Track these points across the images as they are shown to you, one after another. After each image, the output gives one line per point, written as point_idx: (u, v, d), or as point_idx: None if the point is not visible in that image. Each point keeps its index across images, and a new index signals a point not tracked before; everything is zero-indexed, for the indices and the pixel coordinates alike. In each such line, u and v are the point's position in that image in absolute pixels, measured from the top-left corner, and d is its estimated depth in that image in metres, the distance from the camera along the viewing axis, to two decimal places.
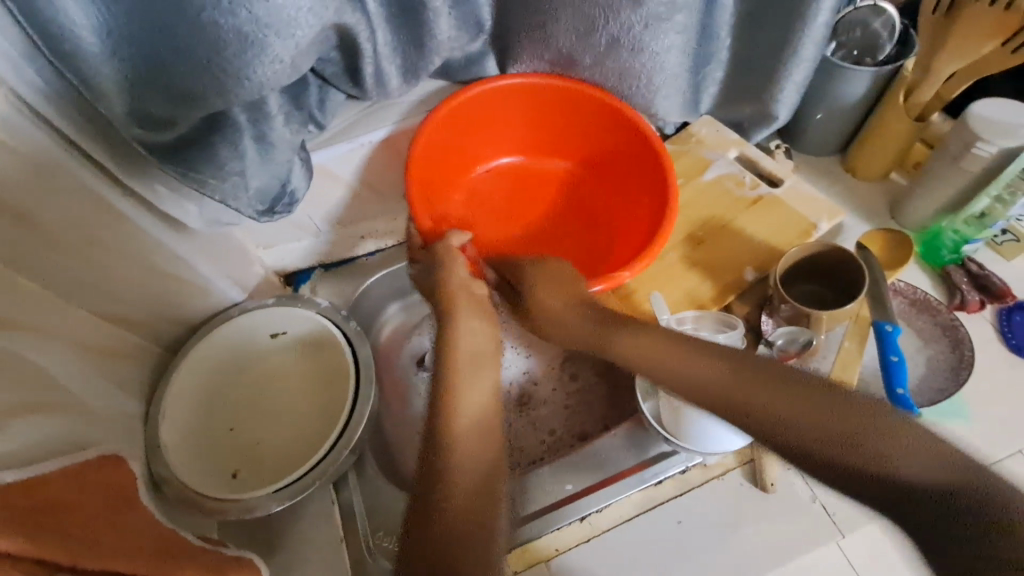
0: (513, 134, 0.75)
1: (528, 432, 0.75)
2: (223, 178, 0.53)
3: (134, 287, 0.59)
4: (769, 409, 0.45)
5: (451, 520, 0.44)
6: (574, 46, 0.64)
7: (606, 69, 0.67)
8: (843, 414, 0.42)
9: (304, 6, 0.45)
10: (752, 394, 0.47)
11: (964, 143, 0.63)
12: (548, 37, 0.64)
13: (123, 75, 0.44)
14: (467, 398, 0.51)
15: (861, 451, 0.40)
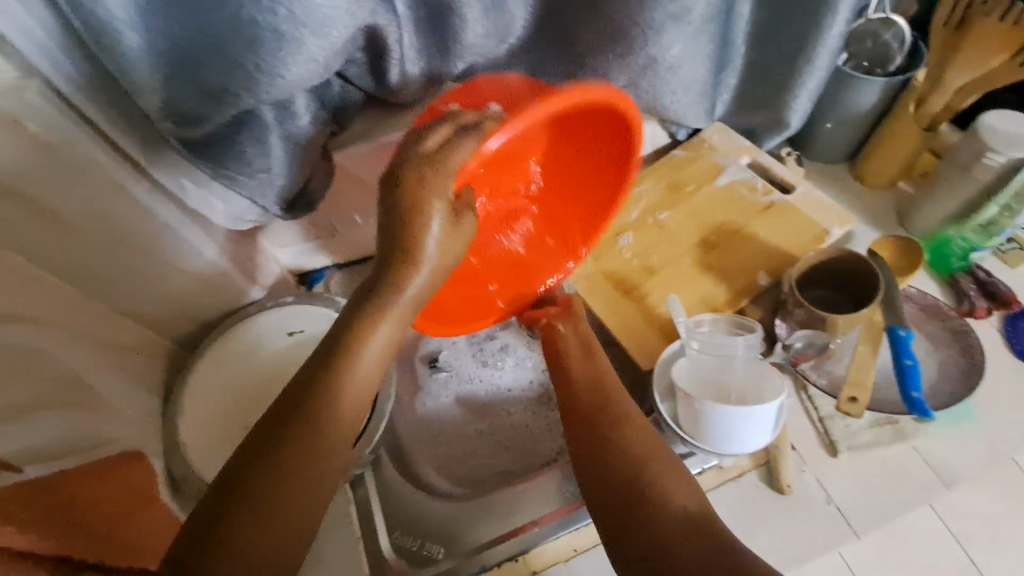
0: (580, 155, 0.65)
1: (539, 435, 0.75)
2: (251, 174, 0.54)
3: (154, 286, 0.59)
4: (642, 453, 0.50)
5: (251, 536, 0.37)
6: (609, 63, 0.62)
7: (640, 90, 0.65)
8: (631, 455, 0.50)
9: (342, 6, 0.45)
10: (658, 473, 0.48)
11: (975, 152, 0.64)
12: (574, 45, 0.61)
13: (160, 71, 0.44)
14: (359, 372, 0.43)
15: (630, 488, 0.48)
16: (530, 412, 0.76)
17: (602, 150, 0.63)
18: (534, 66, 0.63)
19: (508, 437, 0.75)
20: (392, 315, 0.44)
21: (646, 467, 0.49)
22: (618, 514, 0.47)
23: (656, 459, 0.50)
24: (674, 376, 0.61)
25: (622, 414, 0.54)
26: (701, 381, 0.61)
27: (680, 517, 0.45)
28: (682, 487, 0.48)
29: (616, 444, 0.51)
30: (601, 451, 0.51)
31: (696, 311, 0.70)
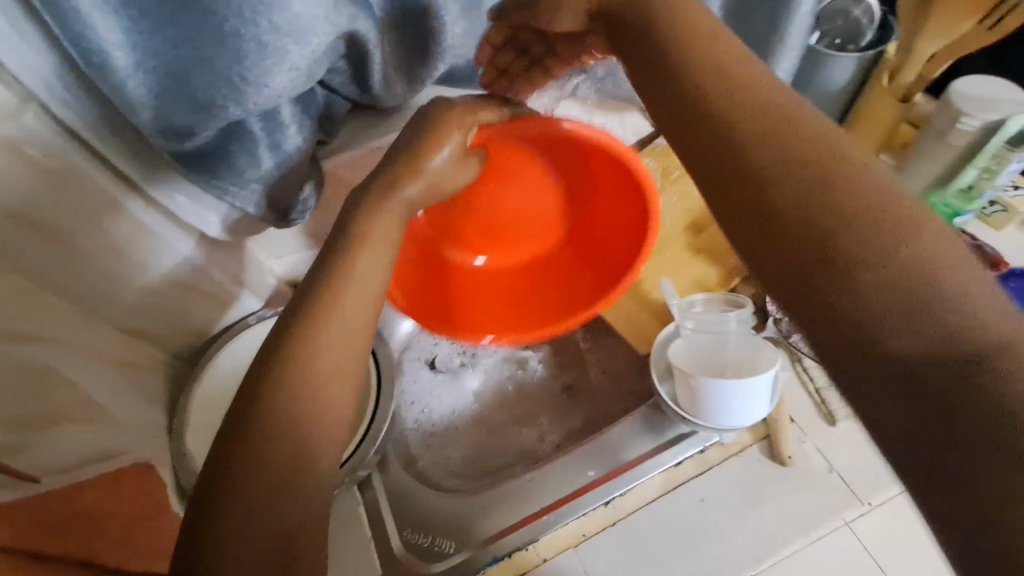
0: (578, 273, 0.67)
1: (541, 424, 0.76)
2: (244, 185, 0.56)
3: (154, 303, 0.60)
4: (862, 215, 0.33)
5: (245, 516, 0.37)
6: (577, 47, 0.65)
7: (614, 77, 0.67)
8: (839, 210, 0.34)
9: (320, 14, 0.47)
10: (876, 247, 0.32)
11: (949, 118, 0.65)
12: None
13: (150, 88, 0.46)
14: (341, 315, 0.44)
15: (828, 271, 0.33)
16: (530, 405, 0.78)
17: (606, 253, 0.65)
18: None
19: (509, 430, 0.76)
20: (375, 243, 0.48)
21: (812, 174, 0.35)
22: (757, 232, 0.36)
23: (825, 179, 0.35)
24: (672, 358, 0.62)
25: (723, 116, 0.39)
26: (699, 359, 0.61)
27: (914, 339, 0.29)
28: (846, 190, 0.34)
29: (747, 153, 0.38)
30: (776, 196, 0.36)
31: (689, 292, 0.71)
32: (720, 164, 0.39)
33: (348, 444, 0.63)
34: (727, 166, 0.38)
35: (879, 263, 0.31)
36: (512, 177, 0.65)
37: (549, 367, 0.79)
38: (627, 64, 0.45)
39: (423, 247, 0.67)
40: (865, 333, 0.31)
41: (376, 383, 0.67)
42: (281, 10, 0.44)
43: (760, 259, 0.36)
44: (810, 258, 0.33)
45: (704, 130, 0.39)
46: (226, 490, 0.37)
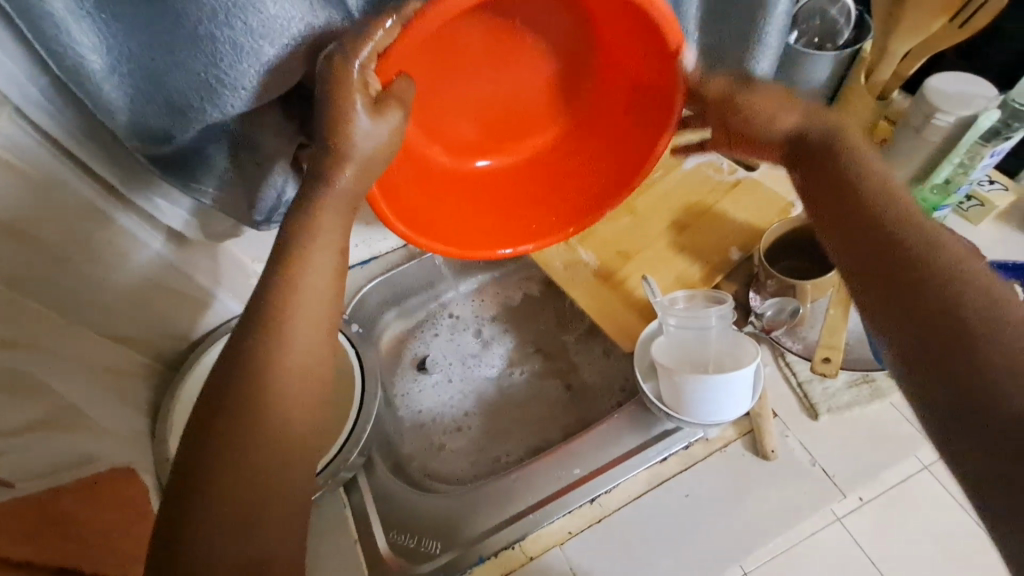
0: (589, 151, 0.64)
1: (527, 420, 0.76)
2: (221, 186, 0.56)
3: (137, 308, 0.61)
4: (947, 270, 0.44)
5: (216, 517, 0.38)
6: None
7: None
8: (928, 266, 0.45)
9: (296, 16, 0.46)
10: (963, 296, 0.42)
11: (924, 115, 0.66)
12: None
13: (124, 91, 0.46)
14: (300, 316, 0.43)
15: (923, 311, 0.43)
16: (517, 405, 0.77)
17: (618, 126, 0.62)
18: None
19: (495, 430, 0.76)
20: (315, 264, 0.44)
21: (943, 266, 0.44)
22: (904, 300, 0.44)
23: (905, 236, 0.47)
24: (654, 354, 0.63)
25: (906, 214, 0.48)
26: (678, 356, 0.62)
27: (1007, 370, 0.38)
28: (964, 282, 0.43)
29: (909, 244, 0.46)
30: (914, 247, 0.46)
31: (672, 289, 0.71)
32: (877, 245, 0.48)
33: (333, 442, 0.63)
34: (888, 253, 0.47)
35: (999, 334, 0.39)
36: (491, 41, 0.57)
37: (534, 366, 0.80)
38: (807, 158, 0.54)
39: (423, 162, 0.61)
40: (981, 386, 0.39)
41: (360, 385, 0.67)
42: (256, 12, 0.44)
43: (887, 318, 0.45)
44: (934, 324, 0.42)
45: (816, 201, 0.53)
46: (204, 493, 0.38)
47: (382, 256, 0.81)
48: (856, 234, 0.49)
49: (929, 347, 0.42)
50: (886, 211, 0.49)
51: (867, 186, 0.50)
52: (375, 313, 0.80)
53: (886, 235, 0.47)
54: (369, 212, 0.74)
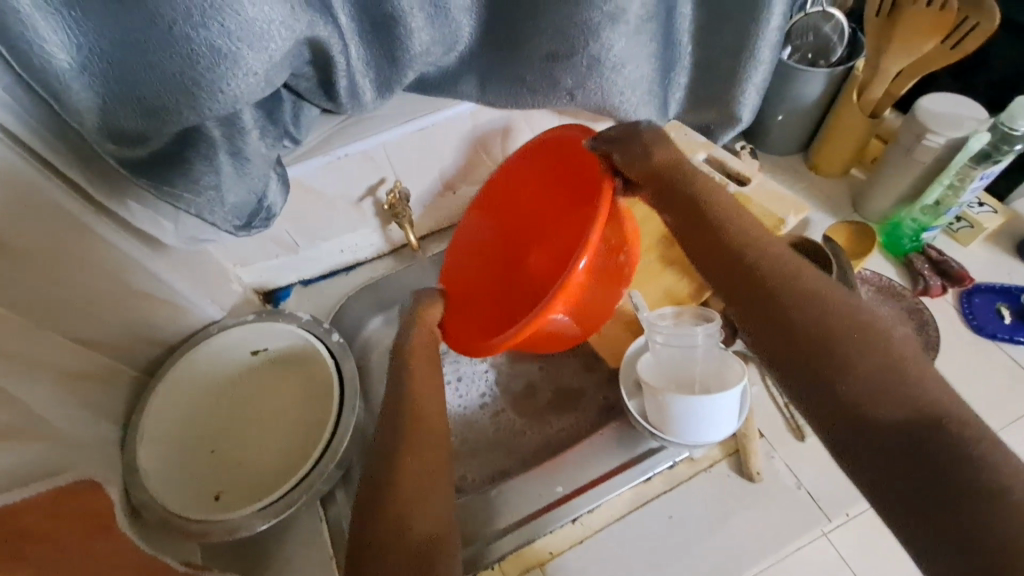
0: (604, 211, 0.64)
1: (508, 437, 0.75)
2: (199, 192, 0.53)
3: (110, 311, 0.59)
4: (831, 316, 0.40)
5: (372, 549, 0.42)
6: (542, 72, 0.62)
7: (578, 105, 0.65)
8: (813, 316, 0.41)
9: (276, 19, 0.46)
10: (851, 344, 0.38)
11: (916, 135, 0.66)
12: (516, 67, 0.63)
13: (95, 92, 0.44)
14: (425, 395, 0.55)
15: (816, 370, 0.39)
16: (499, 415, 0.77)
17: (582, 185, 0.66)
18: (485, 73, 0.65)
19: (477, 445, 0.75)
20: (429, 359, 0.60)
21: (808, 301, 0.42)
22: (779, 337, 0.42)
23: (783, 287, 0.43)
24: (640, 373, 0.61)
25: (775, 256, 0.46)
26: (665, 375, 0.61)
27: (893, 410, 0.35)
28: (833, 311, 0.40)
29: (780, 288, 0.43)
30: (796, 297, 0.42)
31: (660, 305, 0.70)
32: (747, 292, 0.45)
33: (308, 457, 0.59)
34: (756, 293, 0.44)
35: (861, 349, 0.38)
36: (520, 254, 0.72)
37: (521, 378, 0.79)
38: (670, 198, 0.55)
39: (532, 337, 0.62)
40: (848, 398, 0.37)
41: (339, 395, 0.64)
42: (235, 14, 0.43)
43: (773, 346, 0.42)
44: (801, 348, 0.40)
45: (704, 255, 0.50)
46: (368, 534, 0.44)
47: (367, 263, 0.83)
48: (744, 290, 0.45)
49: (799, 365, 0.40)
50: (758, 259, 0.46)
51: (731, 236, 0.49)
52: (360, 320, 0.80)
53: (752, 273, 0.45)
54: (356, 217, 0.76)
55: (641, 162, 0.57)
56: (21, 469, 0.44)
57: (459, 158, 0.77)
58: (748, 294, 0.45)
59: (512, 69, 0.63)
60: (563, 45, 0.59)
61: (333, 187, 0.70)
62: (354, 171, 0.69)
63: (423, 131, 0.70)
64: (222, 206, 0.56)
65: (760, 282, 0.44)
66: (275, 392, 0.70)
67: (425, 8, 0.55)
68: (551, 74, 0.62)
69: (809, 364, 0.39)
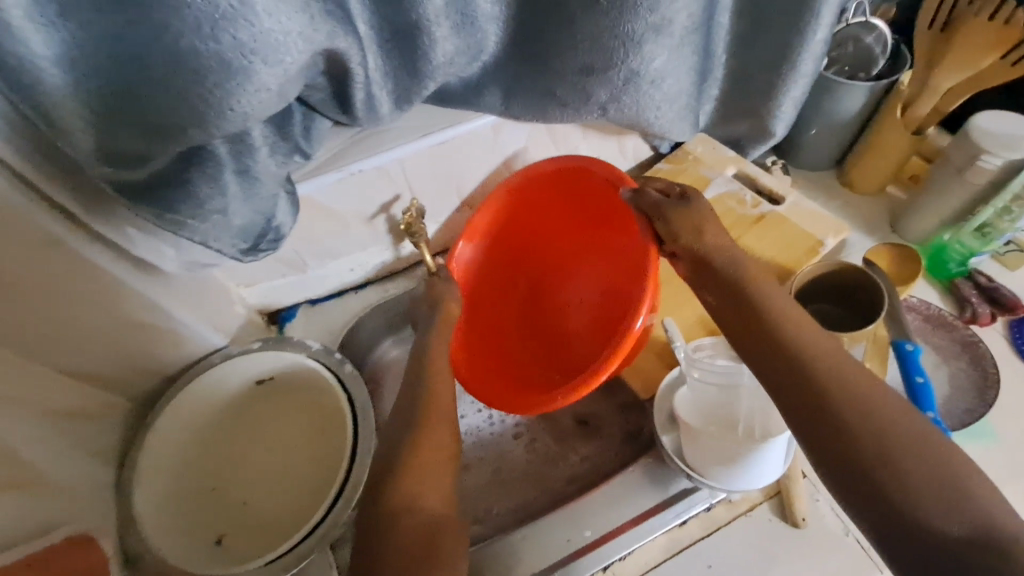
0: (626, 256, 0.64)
1: (541, 468, 0.71)
2: (204, 217, 0.49)
3: (105, 344, 0.54)
4: (875, 404, 0.42)
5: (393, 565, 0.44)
6: (574, 85, 0.58)
7: (609, 120, 0.62)
8: (856, 402, 0.43)
9: (293, 30, 0.42)
10: (897, 437, 0.40)
11: (968, 156, 0.61)
12: (547, 80, 0.58)
13: (88, 110, 0.40)
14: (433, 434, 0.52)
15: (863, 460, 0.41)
16: (531, 442, 0.73)
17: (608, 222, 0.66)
18: (510, 84, 0.60)
19: (503, 475, 0.71)
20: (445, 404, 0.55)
21: (844, 389, 0.43)
22: (816, 426, 0.43)
23: (825, 370, 0.45)
24: (676, 408, 0.57)
25: (806, 341, 0.47)
26: (704, 413, 0.56)
27: (941, 509, 0.38)
28: (866, 403, 0.42)
29: (823, 371, 0.45)
30: (838, 382, 0.44)
31: (693, 333, 0.67)
32: (787, 381, 0.46)
33: (321, 502, 0.54)
34: (795, 383, 0.46)
35: (906, 442, 0.40)
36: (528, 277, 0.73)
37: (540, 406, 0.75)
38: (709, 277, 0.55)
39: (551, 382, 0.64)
40: (883, 486, 0.39)
41: (352, 431, 0.59)
42: (249, 25, 0.39)
43: (809, 434, 0.44)
44: (849, 436, 0.42)
45: (744, 326, 0.51)
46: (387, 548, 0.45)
47: (377, 280, 0.77)
48: (788, 370, 0.47)
49: (833, 451, 0.42)
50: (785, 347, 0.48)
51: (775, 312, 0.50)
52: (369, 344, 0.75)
53: (795, 354, 0.47)
54: (367, 235, 0.71)
55: (690, 239, 0.56)
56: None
57: (477, 172, 0.72)
58: (792, 374, 0.46)
59: (541, 81, 0.59)
60: (599, 58, 0.55)
61: (346, 205, 0.65)
62: (368, 188, 0.65)
63: (443, 146, 0.65)
64: (229, 230, 0.51)
65: (802, 363, 0.46)
66: (281, 424, 0.64)
67: (451, 17, 0.51)
68: (582, 85, 0.58)
69: (852, 453, 0.41)
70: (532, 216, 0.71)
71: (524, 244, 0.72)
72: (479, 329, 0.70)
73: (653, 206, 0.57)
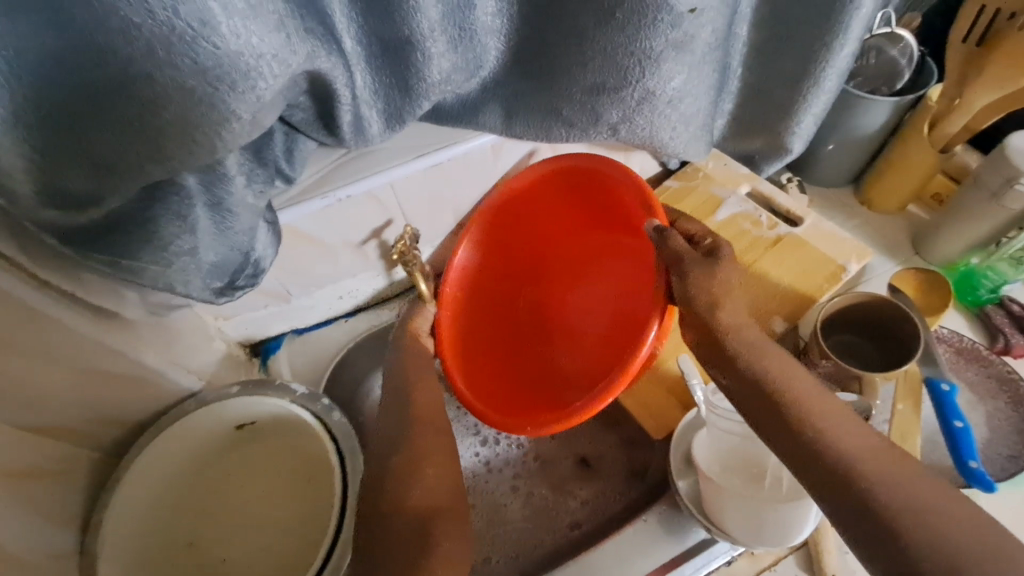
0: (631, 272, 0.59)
1: (538, 522, 0.66)
2: (170, 260, 0.43)
3: (63, 396, 0.49)
4: (898, 470, 0.39)
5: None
6: (582, 104, 0.53)
7: (620, 140, 0.57)
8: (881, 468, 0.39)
9: (267, 51, 0.36)
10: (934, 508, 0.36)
11: (1003, 179, 0.57)
12: (552, 96, 0.53)
13: (26, 148, 0.34)
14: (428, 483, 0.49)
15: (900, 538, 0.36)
16: (528, 496, 0.68)
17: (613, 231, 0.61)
18: (511, 102, 0.55)
19: (498, 529, 0.66)
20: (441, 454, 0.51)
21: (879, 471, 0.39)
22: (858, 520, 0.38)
23: (837, 434, 0.42)
24: (694, 452, 0.53)
25: (819, 403, 0.44)
26: (725, 463, 0.52)
27: None
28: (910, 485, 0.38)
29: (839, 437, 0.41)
30: (853, 448, 0.40)
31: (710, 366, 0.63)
32: (811, 466, 0.41)
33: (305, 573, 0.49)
34: (819, 468, 0.41)
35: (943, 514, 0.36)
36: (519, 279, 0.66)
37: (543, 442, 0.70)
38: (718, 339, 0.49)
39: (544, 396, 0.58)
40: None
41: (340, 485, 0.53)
42: (212, 46, 0.33)
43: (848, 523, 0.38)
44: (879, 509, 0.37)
45: (748, 386, 0.47)
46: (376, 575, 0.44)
47: (369, 308, 0.72)
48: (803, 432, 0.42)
49: (880, 545, 0.36)
50: (814, 413, 0.43)
51: None
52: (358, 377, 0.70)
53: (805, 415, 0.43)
54: (355, 261, 0.65)
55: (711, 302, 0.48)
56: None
57: (476, 194, 0.67)
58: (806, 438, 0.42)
59: (547, 99, 0.54)
60: (610, 74, 0.50)
61: (332, 232, 0.60)
62: (357, 213, 0.59)
63: (439, 167, 0.60)
64: (201, 270, 0.46)
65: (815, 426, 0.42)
66: (264, 473, 0.59)
67: (447, 31, 0.46)
68: (590, 105, 0.53)
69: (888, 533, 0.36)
70: (540, 213, 0.65)
71: (521, 243, 0.66)
72: (471, 335, 0.63)
73: (674, 259, 0.50)
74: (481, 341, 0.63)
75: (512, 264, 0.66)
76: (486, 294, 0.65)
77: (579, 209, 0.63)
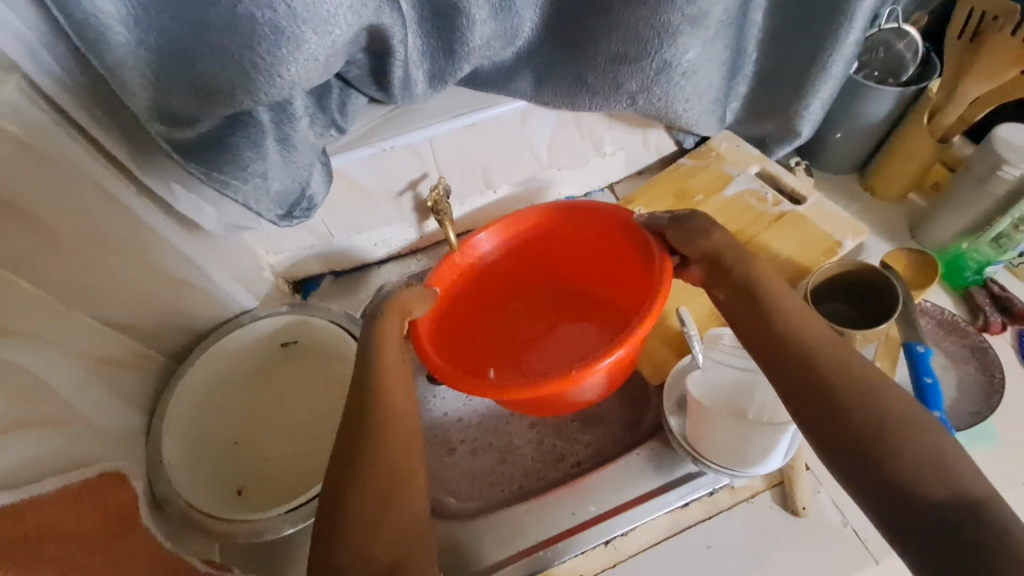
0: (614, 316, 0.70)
1: (544, 464, 0.72)
2: (246, 180, 0.51)
3: (143, 296, 0.57)
4: (868, 389, 0.44)
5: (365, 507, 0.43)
6: (605, 73, 0.59)
7: (637, 110, 0.63)
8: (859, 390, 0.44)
9: (344, 3, 0.43)
10: (894, 420, 0.42)
11: (990, 165, 0.62)
12: (578, 64, 0.60)
13: (148, 68, 0.42)
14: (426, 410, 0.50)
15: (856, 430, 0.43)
16: (541, 442, 0.73)
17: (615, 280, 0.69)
18: (542, 71, 0.62)
19: (506, 467, 0.72)
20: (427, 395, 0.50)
21: (864, 399, 0.44)
22: (829, 430, 0.44)
23: (818, 363, 0.47)
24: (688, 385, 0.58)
25: (803, 340, 0.49)
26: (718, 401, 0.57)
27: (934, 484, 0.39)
28: (874, 401, 0.44)
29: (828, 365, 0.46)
30: (834, 367, 0.46)
31: (706, 324, 0.69)
32: (798, 385, 0.47)
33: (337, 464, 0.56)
34: (805, 386, 0.46)
35: (901, 426, 0.42)
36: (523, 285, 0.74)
37: None
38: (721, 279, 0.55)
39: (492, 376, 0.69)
40: (906, 485, 0.40)
41: None
42: None
43: (818, 428, 0.45)
44: (846, 413, 0.44)
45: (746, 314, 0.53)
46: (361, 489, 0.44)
47: (400, 257, 0.78)
48: (793, 352, 0.48)
49: (842, 438, 0.43)
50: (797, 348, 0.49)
51: (782, 309, 0.51)
52: None
53: (793, 341, 0.49)
54: (392, 211, 0.72)
55: (702, 242, 0.57)
56: (34, 460, 0.42)
57: (505, 158, 0.73)
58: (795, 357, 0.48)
59: (574, 68, 0.60)
60: (632, 45, 0.57)
61: (375, 180, 0.67)
62: (397, 164, 0.66)
63: (473, 126, 0.66)
64: (268, 193, 0.53)
65: (800, 349, 0.48)
66: (302, 387, 0.68)
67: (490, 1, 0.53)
68: (613, 74, 0.59)
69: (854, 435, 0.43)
70: (559, 237, 0.70)
71: (543, 260, 0.73)
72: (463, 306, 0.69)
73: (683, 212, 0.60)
74: (466, 313, 0.70)
75: (526, 271, 0.74)
76: (493, 285, 0.72)
77: (595, 249, 0.70)
